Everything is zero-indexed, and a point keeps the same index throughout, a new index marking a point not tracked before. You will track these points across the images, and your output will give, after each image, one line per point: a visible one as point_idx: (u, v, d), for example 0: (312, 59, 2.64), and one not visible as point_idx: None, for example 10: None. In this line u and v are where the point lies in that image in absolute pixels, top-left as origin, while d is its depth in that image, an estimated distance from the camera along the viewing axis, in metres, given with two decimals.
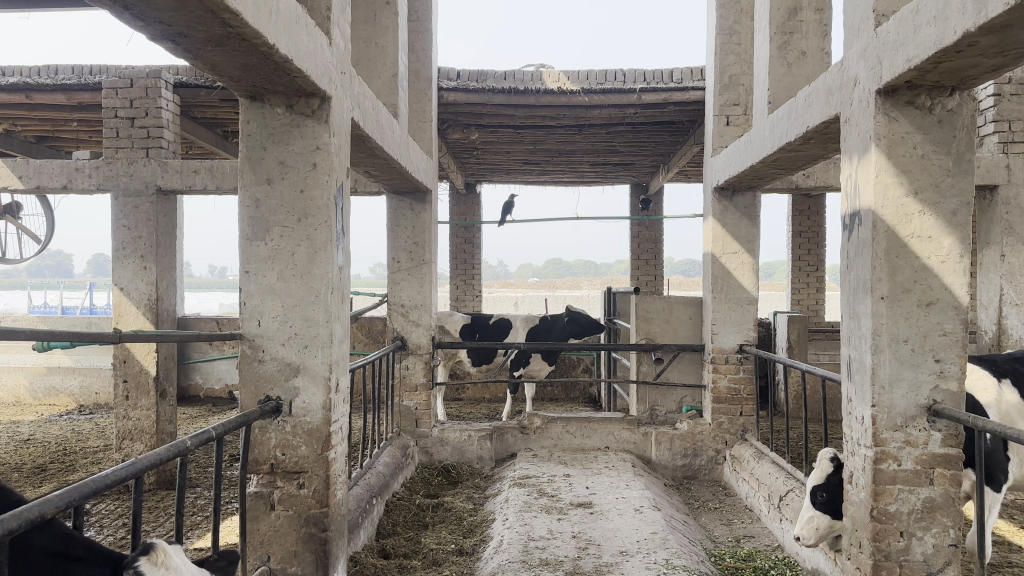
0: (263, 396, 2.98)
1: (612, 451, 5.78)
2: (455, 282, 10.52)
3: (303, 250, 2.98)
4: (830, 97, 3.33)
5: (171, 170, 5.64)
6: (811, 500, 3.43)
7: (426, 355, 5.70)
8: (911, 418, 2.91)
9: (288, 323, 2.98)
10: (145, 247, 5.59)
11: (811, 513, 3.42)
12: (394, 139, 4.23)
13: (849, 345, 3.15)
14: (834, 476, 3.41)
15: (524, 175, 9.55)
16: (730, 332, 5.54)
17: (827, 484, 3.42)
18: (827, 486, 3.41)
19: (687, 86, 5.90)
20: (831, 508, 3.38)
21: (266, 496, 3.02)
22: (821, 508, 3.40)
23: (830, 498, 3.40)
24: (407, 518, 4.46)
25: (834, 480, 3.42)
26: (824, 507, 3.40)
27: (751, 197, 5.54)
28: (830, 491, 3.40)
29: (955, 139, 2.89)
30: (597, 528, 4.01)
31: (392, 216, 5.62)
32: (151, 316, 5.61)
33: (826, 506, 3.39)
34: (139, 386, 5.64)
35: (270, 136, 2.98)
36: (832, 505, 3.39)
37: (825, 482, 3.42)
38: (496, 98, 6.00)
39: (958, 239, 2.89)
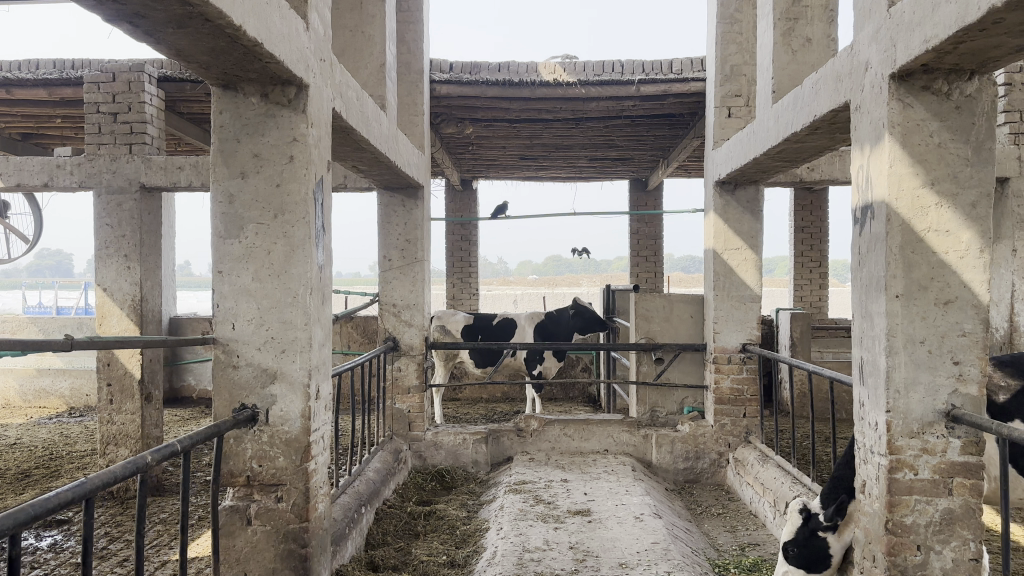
0: (238, 404, 2.80)
1: (612, 454, 5.61)
2: (452, 280, 10.35)
3: (280, 248, 2.80)
4: (839, 84, 3.15)
5: (155, 167, 5.45)
6: (784, 555, 3.41)
7: (419, 356, 5.52)
8: (928, 424, 2.73)
9: (264, 326, 2.80)
10: (129, 246, 5.40)
11: (786, 568, 3.42)
12: (382, 132, 4.04)
13: (862, 346, 2.97)
14: (802, 531, 3.36)
15: (521, 171, 9.36)
16: (733, 331, 5.37)
17: (797, 538, 3.38)
18: (797, 541, 3.37)
19: (687, 77, 5.72)
20: (803, 562, 3.35)
21: (242, 510, 2.84)
22: (794, 562, 3.37)
23: (803, 552, 3.36)
24: (398, 527, 4.28)
25: (804, 534, 3.35)
26: (798, 561, 3.37)
27: (754, 191, 5.35)
28: (800, 546, 3.36)
29: (974, 126, 2.70)
30: (595, 538, 3.83)
31: (383, 213, 5.44)
32: (135, 317, 5.42)
33: (800, 560, 3.35)
34: (123, 390, 5.46)
35: (243, 127, 2.80)
36: (804, 560, 3.35)
37: (795, 537, 3.37)
38: (490, 91, 5.81)
39: (978, 233, 2.71)
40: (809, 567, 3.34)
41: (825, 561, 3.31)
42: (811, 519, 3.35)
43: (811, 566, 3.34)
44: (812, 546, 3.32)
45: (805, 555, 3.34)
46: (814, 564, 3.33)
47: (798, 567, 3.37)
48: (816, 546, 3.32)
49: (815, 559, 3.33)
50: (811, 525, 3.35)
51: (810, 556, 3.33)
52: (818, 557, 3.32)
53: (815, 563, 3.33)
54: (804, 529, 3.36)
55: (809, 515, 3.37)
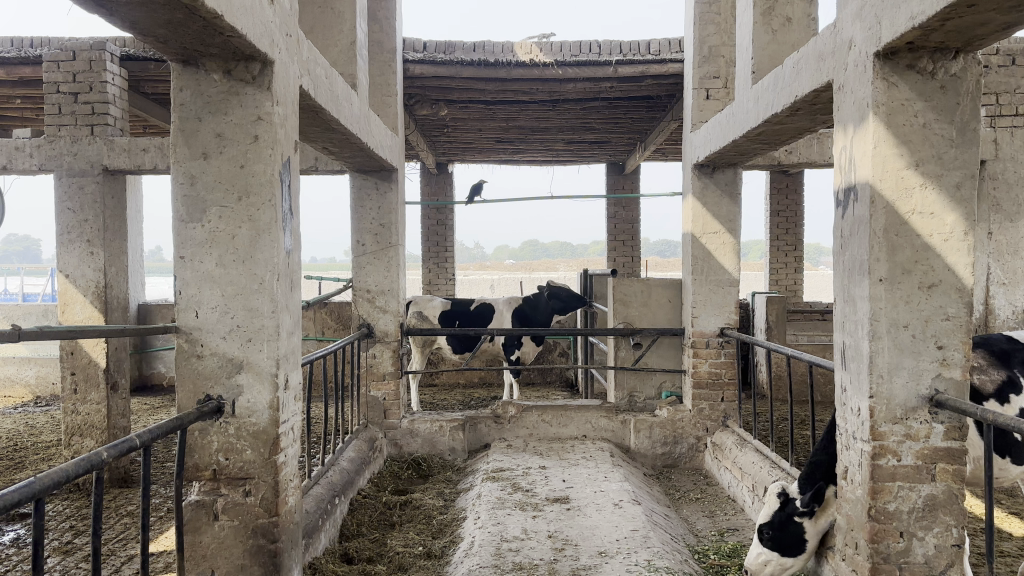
0: (203, 395, 2.69)
1: (590, 440, 5.55)
2: (427, 265, 10.23)
3: (245, 232, 2.68)
4: (821, 63, 3.08)
5: (118, 149, 5.26)
6: (759, 538, 3.38)
7: (394, 343, 5.42)
8: (912, 410, 2.69)
9: (230, 314, 2.69)
10: (92, 231, 5.22)
11: (760, 550, 3.38)
12: (353, 113, 3.92)
13: (843, 330, 2.93)
14: (777, 515, 3.33)
15: (498, 154, 9.24)
16: (711, 315, 5.32)
17: (772, 521, 3.35)
18: (773, 523, 3.34)
19: (665, 58, 5.65)
20: (776, 546, 3.32)
21: (209, 505, 2.74)
22: (769, 545, 3.34)
23: (777, 535, 3.33)
24: (373, 518, 4.19)
25: (779, 518, 3.32)
26: (772, 545, 3.34)
27: (732, 173, 5.29)
28: (775, 529, 3.33)
29: (958, 106, 2.64)
30: (573, 526, 3.77)
31: (355, 196, 5.31)
32: (99, 304, 5.24)
33: (773, 543, 3.32)
34: (88, 379, 5.29)
35: (205, 106, 2.67)
36: (777, 543, 3.33)
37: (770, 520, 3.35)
38: (465, 71, 5.69)
39: (963, 215, 2.66)
40: (783, 551, 3.31)
41: (800, 544, 3.29)
42: (788, 504, 3.31)
43: (785, 550, 3.32)
44: (787, 530, 3.29)
45: (778, 538, 3.32)
46: (789, 548, 3.30)
47: (771, 550, 3.34)
48: (790, 530, 3.30)
49: (789, 543, 3.30)
50: (787, 509, 3.31)
51: (784, 540, 3.30)
52: (793, 542, 3.30)
53: (789, 546, 3.30)
54: (780, 513, 3.32)
55: (786, 500, 3.33)
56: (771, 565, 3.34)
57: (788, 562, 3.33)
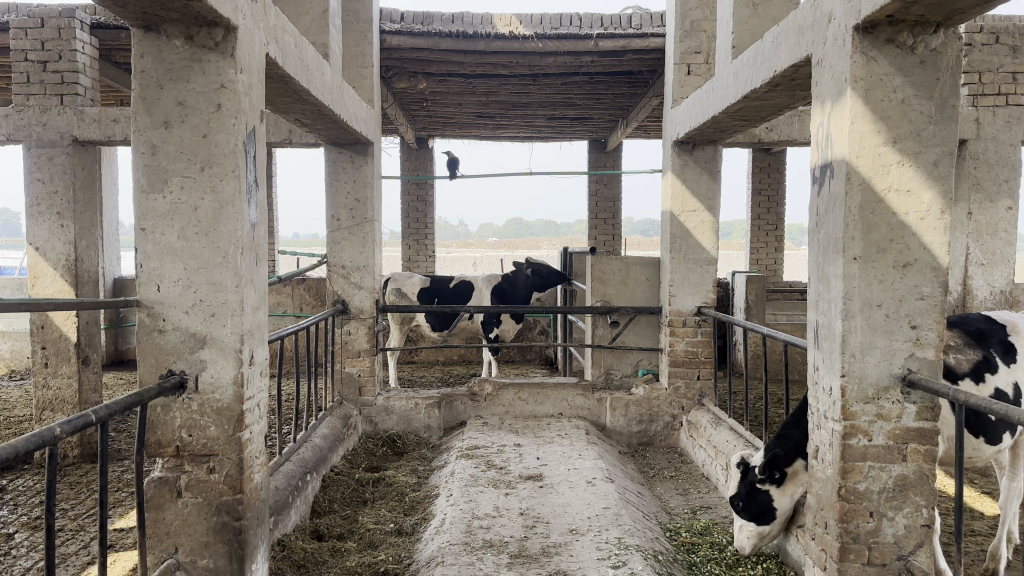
0: (165, 370, 2.63)
1: (566, 418, 5.54)
2: (407, 242, 10.14)
3: (207, 204, 2.61)
4: (800, 37, 3.03)
5: (88, 120, 5.13)
6: (734, 509, 3.43)
7: (370, 320, 5.36)
8: (884, 389, 2.68)
9: (192, 288, 2.62)
10: (61, 203, 5.06)
11: (740, 522, 3.42)
12: (325, 83, 3.82)
13: (817, 309, 2.90)
14: (743, 486, 3.41)
15: (479, 130, 9.14)
16: (688, 294, 5.30)
17: (741, 492, 3.41)
18: (741, 495, 3.40)
19: (646, 33, 5.58)
20: (749, 515, 3.37)
21: (172, 482, 2.68)
22: (744, 515, 3.39)
23: (749, 506, 3.37)
24: (345, 494, 4.15)
25: (744, 488, 3.39)
26: (746, 514, 3.39)
27: (712, 151, 5.24)
28: (745, 499, 3.39)
29: (937, 82, 2.61)
30: (546, 504, 3.75)
31: (330, 170, 5.22)
32: (70, 278, 5.08)
33: (747, 514, 3.37)
34: (58, 353, 5.18)
35: (167, 73, 2.58)
36: (750, 512, 3.37)
37: (737, 490, 3.42)
38: (443, 43, 5.58)
39: (939, 193, 2.63)
40: (758, 519, 3.35)
41: (770, 513, 3.32)
42: (749, 473, 3.40)
43: (759, 519, 3.36)
44: (756, 499, 3.33)
45: (750, 508, 3.36)
46: (764, 518, 3.34)
47: (747, 520, 3.39)
48: (760, 499, 3.34)
49: (762, 512, 3.33)
50: (750, 479, 3.38)
51: (757, 510, 3.34)
52: (765, 511, 3.33)
53: (762, 515, 3.34)
54: (745, 483, 3.40)
55: (749, 470, 3.41)
56: (752, 534, 3.38)
57: (765, 531, 3.36)
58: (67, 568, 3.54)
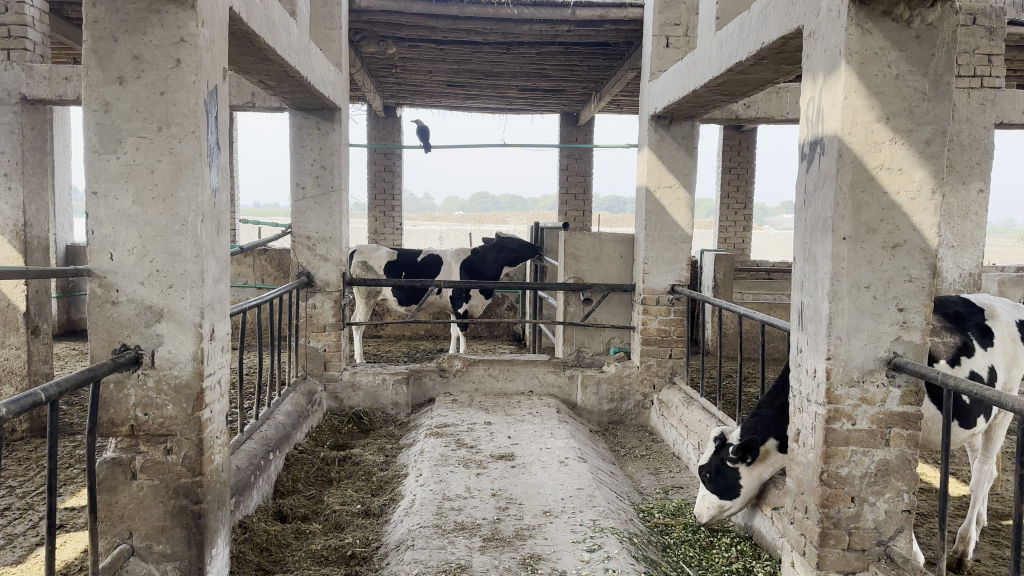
0: (119, 345, 2.46)
1: (536, 396, 5.45)
2: (373, 213, 9.93)
3: (165, 167, 2.43)
4: (791, 8, 2.92)
5: (38, 77, 4.85)
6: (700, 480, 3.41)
7: (336, 293, 5.20)
8: (869, 372, 2.62)
9: (148, 257, 2.45)
10: (9, 164, 4.76)
11: (703, 493, 3.41)
12: (291, 43, 3.62)
13: (802, 290, 2.83)
14: (714, 459, 3.36)
15: (449, 100, 8.92)
16: (662, 272, 5.23)
17: (710, 464, 3.38)
18: (710, 467, 3.37)
19: (625, 3, 5.46)
20: (715, 489, 3.35)
21: (126, 463, 2.53)
22: (709, 487, 3.37)
23: (716, 480, 3.35)
24: (311, 473, 4.02)
25: (715, 461, 3.35)
26: (711, 487, 3.37)
27: (689, 126, 5.14)
28: (713, 472, 3.36)
29: (933, 57, 2.52)
30: (519, 485, 3.66)
31: (296, 136, 5.02)
32: (19, 245, 4.78)
33: (711, 486, 3.36)
34: (6, 323, 4.92)
35: (121, 24, 2.38)
36: (716, 485, 3.35)
37: (707, 463, 3.37)
38: (415, 7, 5.44)
39: (931, 172, 2.56)
40: (722, 493, 3.34)
41: (735, 489, 3.32)
42: (724, 450, 3.34)
43: (723, 493, 3.35)
44: (724, 475, 3.32)
45: (717, 482, 3.34)
46: (726, 492, 3.34)
47: (711, 492, 3.37)
48: (727, 474, 3.32)
49: (727, 487, 3.33)
50: (722, 455, 3.33)
51: (722, 484, 3.33)
52: (730, 486, 3.32)
53: (726, 490, 3.33)
54: (716, 457, 3.35)
55: (723, 445, 3.35)
56: (713, 506, 3.38)
57: (726, 506, 3.36)
58: (14, 550, 3.36)
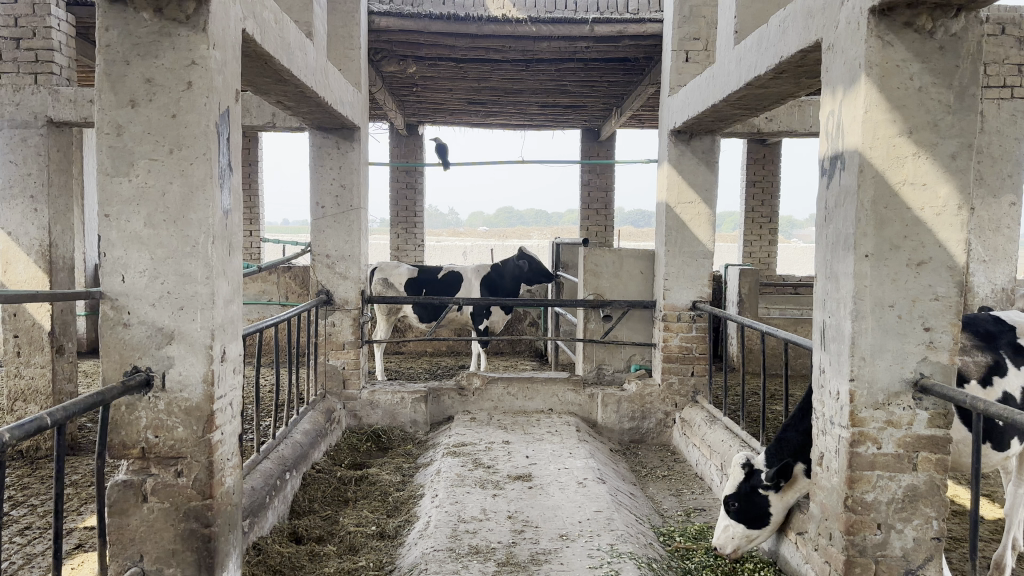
0: (130, 368, 2.45)
1: (556, 414, 5.39)
2: (395, 230, 9.95)
3: (176, 189, 2.42)
4: (810, 21, 2.86)
5: (64, 100, 4.86)
6: (725, 509, 3.29)
7: (355, 311, 5.19)
8: (894, 394, 2.54)
9: (159, 279, 2.44)
10: (35, 186, 4.81)
11: (727, 522, 3.29)
12: (308, 63, 3.63)
13: (824, 309, 2.76)
14: (743, 487, 3.24)
15: (470, 116, 8.93)
16: (683, 288, 5.15)
17: (738, 493, 3.26)
18: (738, 496, 3.25)
19: (644, 18, 5.42)
20: (743, 517, 3.25)
21: (137, 486, 2.51)
22: (735, 517, 3.26)
23: (743, 508, 3.24)
24: (327, 493, 3.99)
25: (743, 490, 3.24)
26: (738, 516, 3.26)
27: (710, 141, 5.08)
28: (741, 500, 3.25)
29: (957, 70, 2.45)
30: (536, 507, 3.60)
31: (315, 155, 5.04)
32: (44, 264, 4.83)
33: (739, 515, 3.25)
34: (32, 342, 4.96)
35: (133, 47, 2.39)
36: (743, 514, 3.25)
37: (735, 491, 3.26)
38: (433, 26, 5.40)
39: (957, 187, 2.48)
40: (749, 522, 3.24)
41: (764, 517, 3.21)
42: (753, 477, 3.22)
43: (751, 522, 3.25)
44: (753, 503, 3.21)
45: (745, 510, 3.24)
46: (754, 521, 3.23)
47: (738, 521, 3.26)
48: (756, 502, 3.22)
49: (756, 515, 3.22)
50: (751, 482, 3.22)
51: (749, 513, 3.23)
52: (758, 514, 3.22)
53: (755, 519, 3.23)
54: (745, 485, 3.24)
55: (752, 471, 3.23)
56: (740, 536, 3.27)
57: (754, 535, 3.26)
58: (31, 570, 3.36)
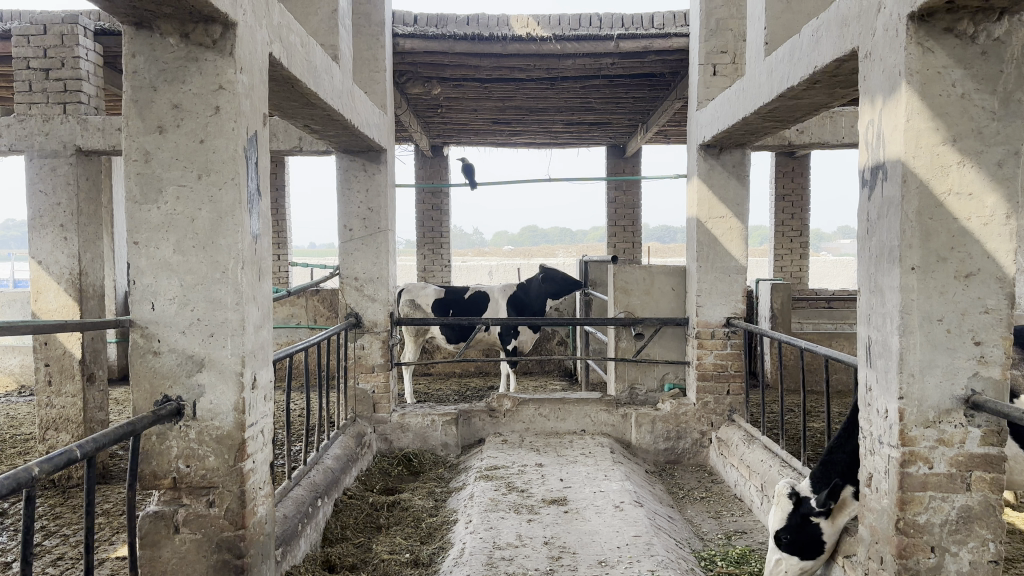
0: (160, 397, 2.43)
1: (589, 435, 5.31)
2: (423, 251, 9.94)
3: (205, 215, 2.41)
4: (845, 29, 2.79)
5: (92, 129, 4.93)
6: (776, 542, 3.14)
7: (384, 334, 5.15)
8: (946, 412, 2.43)
9: (189, 306, 2.42)
10: (65, 215, 4.86)
11: (779, 555, 3.14)
12: (334, 87, 3.63)
13: (869, 324, 2.67)
14: (792, 518, 3.09)
15: (495, 136, 8.93)
16: (717, 304, 5.06)
17: (788, 524, 3.11)
18: (788, 527, 3.10)
19: (669, 32, 5.38)
20: (795, 549, 3.10)
21: (168, 517, 2.49)
22: (787, 550, 3.11)
23: (795, 539, 3.10)
24: (359, 520, 3.93)
25: (794, 520, 3.09)
26: (790, 548, 3.11)
27: (740, 155, 5.00)
28: (793, 532, 3.10)
29: (1002, 74, 2.36)
30: (572, 532, 3.51)
31: (343, 178, 5.04)
32: (74, 292, 4.87)
33: (792, 548, 3.10)
34: (63, 371, 4.99)
35: (161, 74, 2.39)
36: (797, 547, 3.10)
37: (785, 523, 3.11)
38: (458, 46, 5.41)
39: (1005, 195, 2.38)
40: (801, 553, 3.10)
41: (816, 546, 3.07)
42: (802, 505, 3.08)
43: (803, 553, 3.10)
44: (805, 532, 3.06)
45: (797, 542, 3.09)
46: (807, 552, 3.09)
47: (790, 554, 3.12)
48: (807, 531, 3.06)
49: (808, 546, 3.08)
50: (801, 511, 3.08)
51: (802, 544, 3.08)
52: (811, 544, 3.07)
53: (806, 548, 3.08)
54: (795, 515, 3.09)
55: (799, 500, 3.10)
56: (793, 568, 3.13)
57: (806, 565, 3.12)
58: None
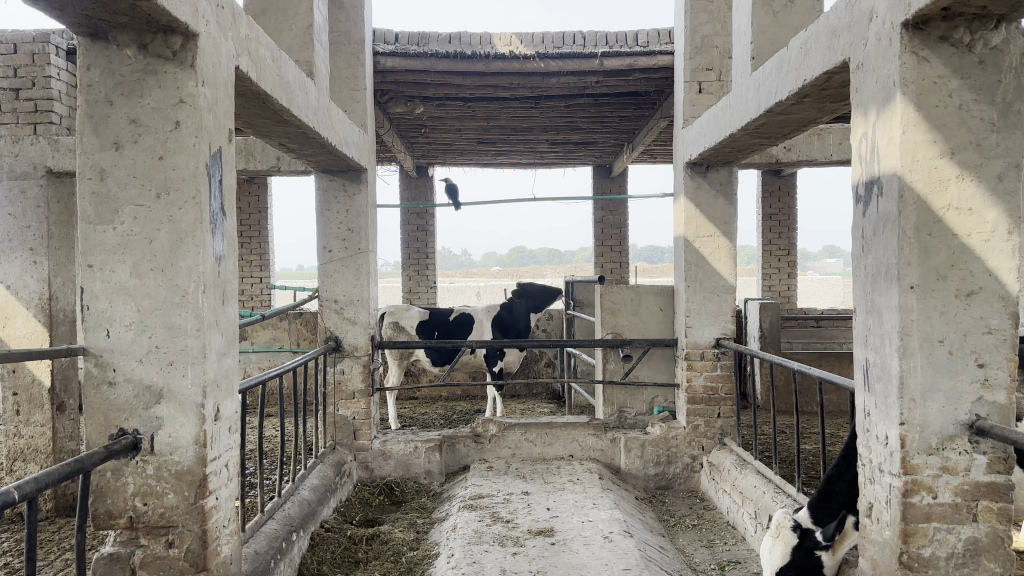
0: (116, 430, 2.27)
1: (577, 461, 5.15)
2: (407, 273, 9.80)
3: (164, 236, 2.27)
4: (835, 40, 2.70)
5: (64, 150, 4.72)
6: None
7: (364, 358, 4.99)
8: (949, 439, 2.31)
9: (147, 333, 2.27)
10: (35, 238, 4.69)
11: None
12: (309, 104, 3.51)
13: (866, 346, 2.55)
14: (797, 553, 2.92)
15: (479, 156, 8.83)
16: (706, 325, 4.93)
17: (791, 561, 2.94)
18: (791, 563, 2.93)
19: (654, 50, 5.30)
20: None
21: (124, 559, 2.32)
22: None
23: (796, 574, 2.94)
24: (336, 554, 3.76)
25: (796, 556, 2.92)
26: None
27: (727, 173, 4.90)
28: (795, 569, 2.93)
29: (1000, 84, 2.26)
30: (559, 565, 3.36)
31: (322, 199, 4.90)
32: (44, 318, 4.69)
33: None
34: (32, 400, 4.79)
35: (117, 87, 2.25)
36: None
37: (787, 559, 2.93)
38: (440, 64, 5.31)
39: (1007, 210, 2.27)
40: None
41: None
42: (807, 539, 2.91)
43: None
44: (807, 567, 2.92)
45: None
46: None
47: None
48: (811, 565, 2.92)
49: None
50: (805, 544, 2.91)
51: None
52: None
53: None
54: (799, 550, 2.92)
55: (802, 533, 2.93)
56: None
57: None
58: None
